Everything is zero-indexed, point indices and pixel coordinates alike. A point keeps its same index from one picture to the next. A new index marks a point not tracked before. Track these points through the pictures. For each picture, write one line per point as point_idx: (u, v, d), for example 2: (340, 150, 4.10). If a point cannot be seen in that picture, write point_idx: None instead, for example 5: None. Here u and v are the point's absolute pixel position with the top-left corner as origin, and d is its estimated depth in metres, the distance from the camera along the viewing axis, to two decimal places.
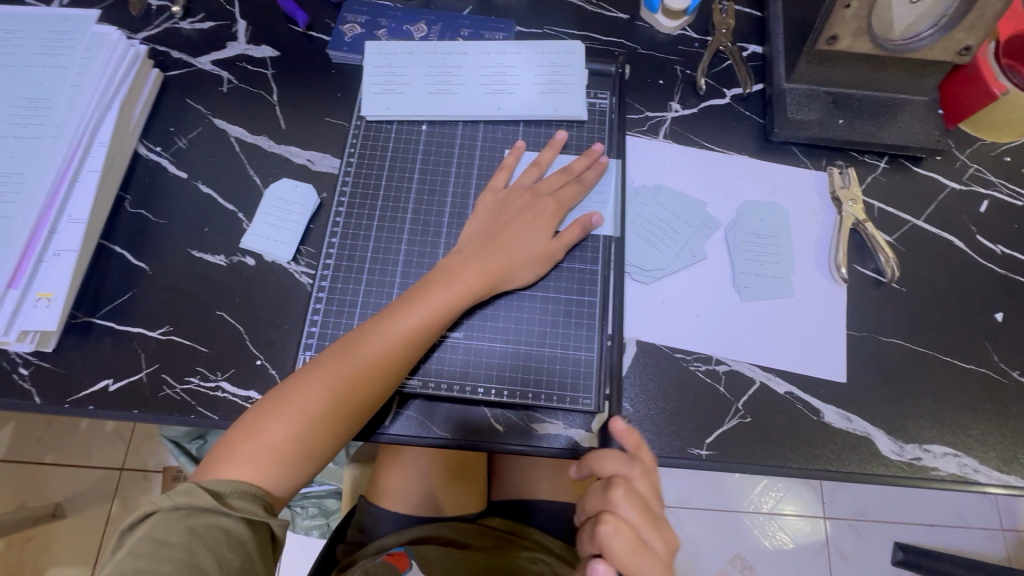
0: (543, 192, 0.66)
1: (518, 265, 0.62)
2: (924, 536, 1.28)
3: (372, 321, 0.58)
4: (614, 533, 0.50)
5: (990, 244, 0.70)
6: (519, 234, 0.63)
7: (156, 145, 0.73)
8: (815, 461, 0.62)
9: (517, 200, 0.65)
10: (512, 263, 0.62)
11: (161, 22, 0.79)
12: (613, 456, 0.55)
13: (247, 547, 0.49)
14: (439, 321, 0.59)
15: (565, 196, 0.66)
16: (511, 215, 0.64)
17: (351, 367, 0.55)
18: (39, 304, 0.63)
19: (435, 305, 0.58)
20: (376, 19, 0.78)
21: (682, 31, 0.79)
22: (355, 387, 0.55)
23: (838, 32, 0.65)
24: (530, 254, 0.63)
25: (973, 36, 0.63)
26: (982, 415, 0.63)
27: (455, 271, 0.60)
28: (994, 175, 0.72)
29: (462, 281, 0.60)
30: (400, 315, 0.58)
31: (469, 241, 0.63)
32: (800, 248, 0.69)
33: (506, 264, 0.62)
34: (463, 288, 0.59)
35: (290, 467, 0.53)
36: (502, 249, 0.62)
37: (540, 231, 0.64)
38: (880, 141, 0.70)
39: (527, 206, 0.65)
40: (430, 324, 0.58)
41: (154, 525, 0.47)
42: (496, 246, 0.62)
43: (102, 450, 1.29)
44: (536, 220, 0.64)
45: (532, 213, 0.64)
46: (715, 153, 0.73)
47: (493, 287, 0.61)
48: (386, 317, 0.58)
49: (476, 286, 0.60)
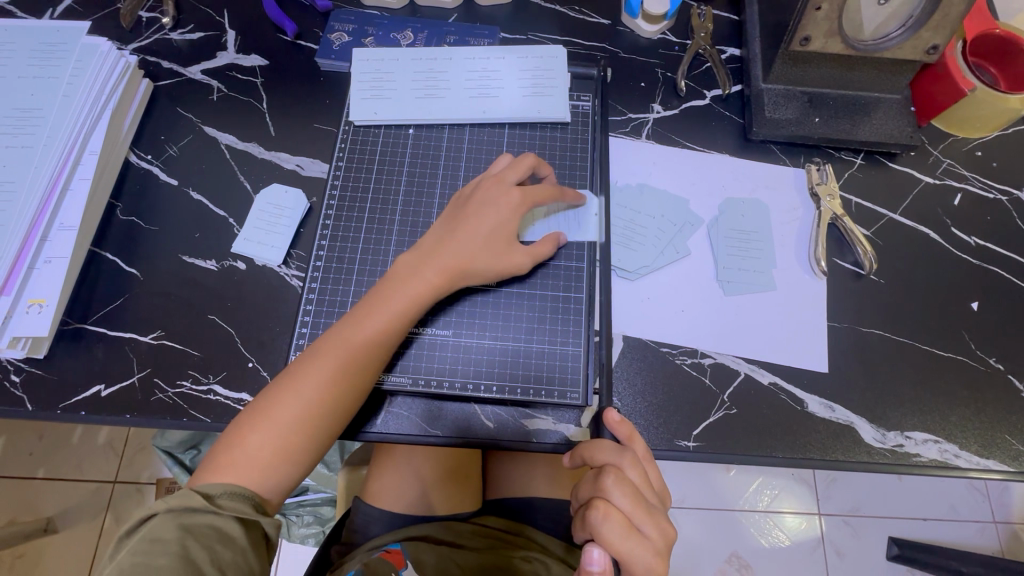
0: (509, 180, 0.64)
1: (479, 258, 0.62)
2: (918, 530, 1.29)
3: (345, 322, 0.59)
4: (603, 519, 0.52)
5: (964, 236, 0.72)
6: (484, 226, 0.62)
7: (146, 153, 0.74)
8: (800, 450, 0.63)
9: (485, 191, 0.64)
10: (475, 257, 0.62)
11: (151, 34, 0.80)
12: (605, 446, 0.56)
13: (241, 542, 0.49)
14: (402, 319, 0.59)
15: (533, 190, 0.65)
16: (475, 210, 0.63)
17: (324, 368, 0.56)
18: (31, 310, 0.63)
19: (398, 305, 0.59)
20: (363, 28, 0.80)
21: (663, 35, 0.81)
22: (331, 388, 0.56)
23: (810, 34, 0.68)
24: (494, 248, 0.62)
25: (939, 36, 0.65)
26: (960, 402, 0.65)
27: (418, 266, 0.61)
28: (967, 169, 0.75)
29: (424, 275, 0.60)
30: (366, 315, 0.58)
31: (431, 237, 0.63)
32: (781, 243, 0.71)
33: (467, 258, 0.61)
34: (425, 281, 0.60)
35: (277, 470, 0.54)
36: (466, 244, 0.62)
37: (503, 220, 0.63)
38: (856, 138, 0.73)
39: (492, 196, 0.63)
40: (396, 320, 0.59)
41: (149, 526, 0.47)
42: (457, 238, 0.62)
43: (94, 463, 1.29)
44: (501, 211, 0.63)
45: (498, 205, 0.63)
46: (695, 152, 0.75)
47: (455, 281, 0.61)
48: (354, 318, 0.59)
49: (436, 281, 0.60)
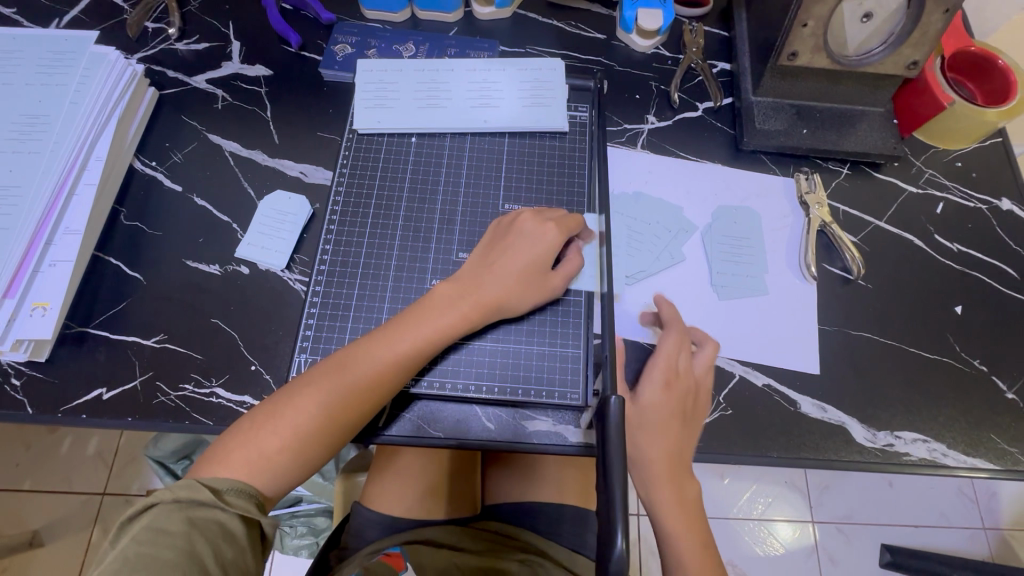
0: (544, 215, 0.67)
1: (515, 293, 0.63)
2: (909, 537, 1.30)
3: (373, 338, 0.60)
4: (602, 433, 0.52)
5: (947, 243, 0.74)
6: (523, 260, 0.64)
7: (151, 160, 0.75)
8: (794, 450, 0.64)
9: (521, 220, 0.66)
10: (512, 292, 0.63)
11: (157, 43, 0.82)
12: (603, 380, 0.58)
13: (242, 541, 0.49)
14: (431, 345, 0.60)
15: (568, 222, 0.67)
16: (513, 240, 0.65)
17: (349, 382, 0.57)
18: (35, 313, 0.64)
19: (430, 331, 0.60)
20: (366, 40, 0.82)
21: (656, 50, 0.84)
22: (352, 403, 0.57)
23: (798, 49, 0.71)
24: (529, 286, 0.64)
25: (919, 51, 0.69)
26: (947, 402, 0.67)
27: (455, 295, 0.62)
28: (948, 179, 0.78)
29: (461, 306, 0.61)
30: (398, 337, 0.59)
31: (468, 265, 0.65)
32: (772, 249, 0.73)
33: (503, 290, 0.63)
34: (461, 312, 0.61)
35: (285, 474, 0.54)
36: (502, 275, 0.63)
37: (544, 257, 0.64)
38: (842, 149, 0.75)
39: (529, 228, 0.65)
40: (427, 346, 0.60)
41: (153, 516, 0.48)
42: (495, 269, 0.63)
43: (83, 474, 1.27)
44: (537, 243, 0.64)
45: (534, 236, 0.65)
46: (688, 161, 0.77)
47: (489, 315, 0.63)
48: (384, 337, 0.59)
49: (470, 312, 0.61)
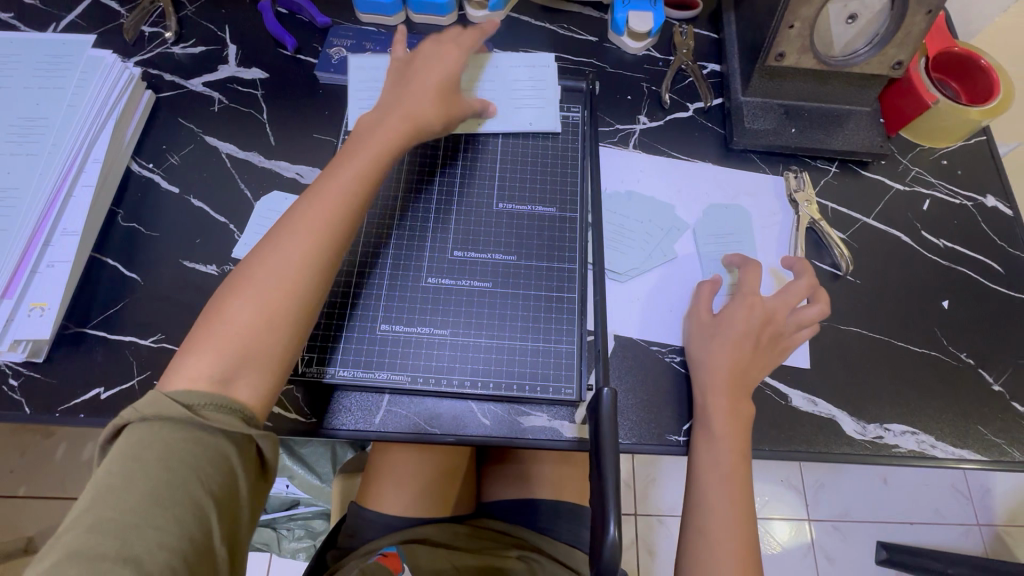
0: (440, 37, 0.71)
1: (430, 97, 0.66)
2: (905, 533, 1.31)
3: (304, 201, 0.59)
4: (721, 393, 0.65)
5: (933, 239, 0.76)
6: (437, 76, 0.67)
7: (148, 162, 0.76)
8: (785, 443, 0.65)
9: (421, 49, 0.70)
10: (436, 99, 0.66)
11: (154, 47, 0.83)
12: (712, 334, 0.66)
13: (226, 454, 0.46)
14: (376, 163, 0.62)
15: (464, 40, 0.71)
16: (422, 63, 0.69)
17: (296, 235, 0.56)
18: (33, 313, 0.64)
19: (370, 150, 0.62)
20: (361, 43, 0.83)
21: (647, 52, 0.85)
22: (307, 244, 0.56)
23: (785, 49, 0.72)
24: (441, 86, 0.67)
25: (904, 52, 0.70)
26: (935, 395, 0.68)
27: (386, 114, 0.65)
28: (934, 177, 0.79)
29: (395, 118, 0.64)
30: (336, 173, 0.60)
31: (391, 93, 0.68)
32: (762, 246, 0.74)
33: (428, 103, 0.66)
34: (395, 122, 0.64)
35: (250, 354, 0.51)
36: (422, 88, 0.67)
37: (451, 68, 0.68)
38: (830, 147, 0.77)
39: (432, 52, 0.69)
40: (372, 166, 0.61)
41: (127, 443, 0.45)
42: (414, 88, 0.67)
43: (78, 480, 1.27)
44: (442, 60, 0.69)
45: (438, 55, 0.69)
46: (679, 160, 0.79)
47: (420, 125, 0.65)
48: (316, 192, 0.59)
49: (406, 128, 0.64)
